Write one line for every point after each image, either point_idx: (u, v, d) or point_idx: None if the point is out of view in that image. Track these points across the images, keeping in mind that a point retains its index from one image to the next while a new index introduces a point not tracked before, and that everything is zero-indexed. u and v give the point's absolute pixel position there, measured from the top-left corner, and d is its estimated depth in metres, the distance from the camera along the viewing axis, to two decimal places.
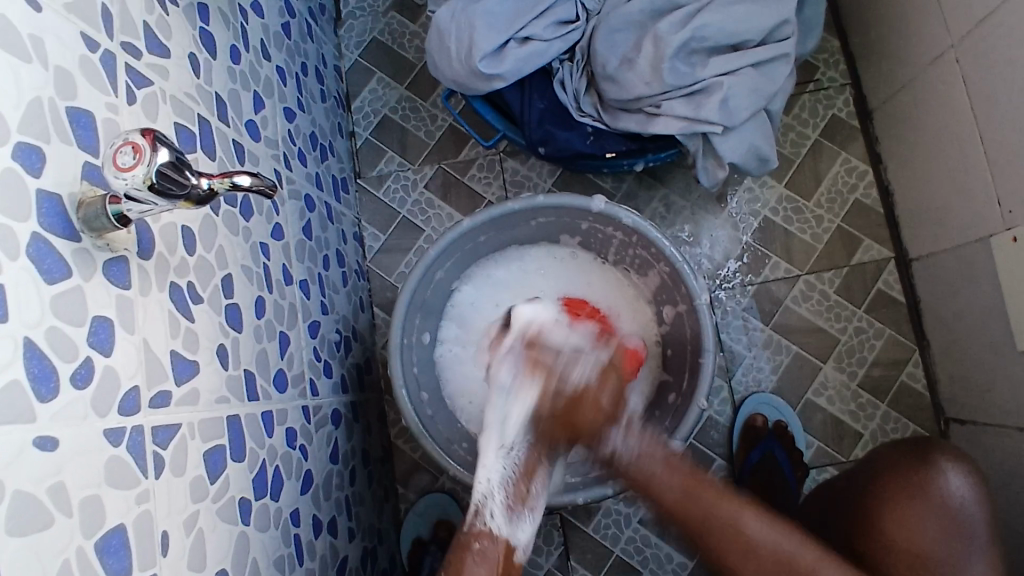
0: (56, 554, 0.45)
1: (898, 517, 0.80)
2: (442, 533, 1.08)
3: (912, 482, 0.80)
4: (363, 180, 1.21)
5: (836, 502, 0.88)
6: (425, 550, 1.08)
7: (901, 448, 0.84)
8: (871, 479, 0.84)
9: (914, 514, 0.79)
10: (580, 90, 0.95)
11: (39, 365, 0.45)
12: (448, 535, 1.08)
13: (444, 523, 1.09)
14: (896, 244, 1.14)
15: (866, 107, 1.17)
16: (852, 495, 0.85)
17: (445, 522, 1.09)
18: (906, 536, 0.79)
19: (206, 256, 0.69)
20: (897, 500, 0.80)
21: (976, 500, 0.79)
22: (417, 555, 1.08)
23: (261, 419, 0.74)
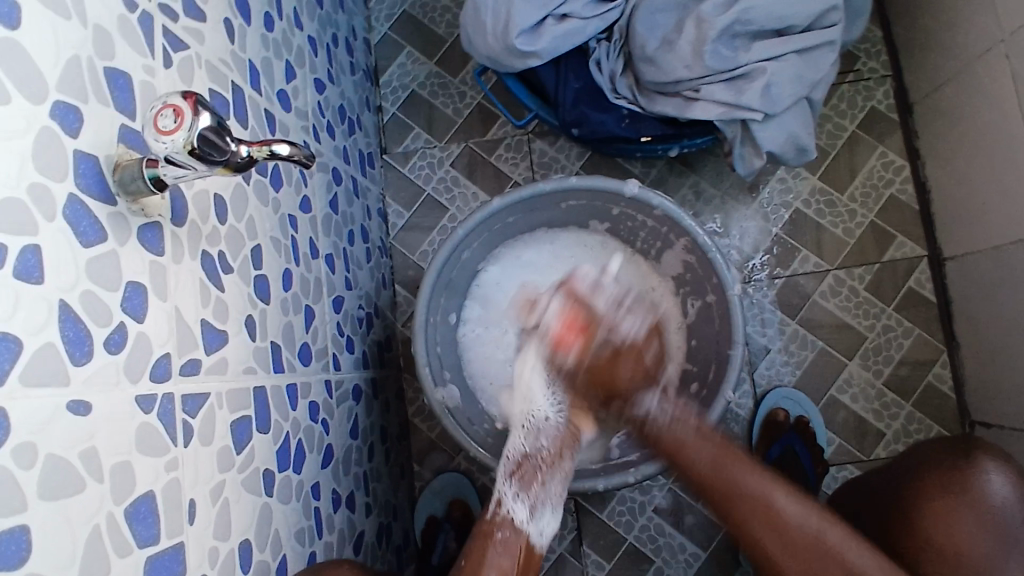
0: (88, 520, 0.44)
1: (939, 513, 0.78)
2: (455, 512, 1.09)
3: (955, 478, 0.79)
4: (388, 156, 1.20)
5: (876, 494, 0.87)
6: (438, 528, 1.08)
7: (945, 444, 0.83)
8: (914, 471, 0.83)
9: (955, 510, 0.78)
10: (616, 70, 0.92)
11: (74, 329, 0.45)
12: (461, 515, 1.09)
13: (458, 502, 1.10)
14: (929, 242, 1.11)
15: (906, 100, 1.13)
16: (893, 487, 0.85)
17: (459, 501, 1.10)
18: (944, 531, 0.78)
19: (237, 226, 0.68)
20: (939, 496, 0.79)
21: (1018, 502, 0.77)
22: (430, 533, 1.08)
23: (285, 391, 0.74)
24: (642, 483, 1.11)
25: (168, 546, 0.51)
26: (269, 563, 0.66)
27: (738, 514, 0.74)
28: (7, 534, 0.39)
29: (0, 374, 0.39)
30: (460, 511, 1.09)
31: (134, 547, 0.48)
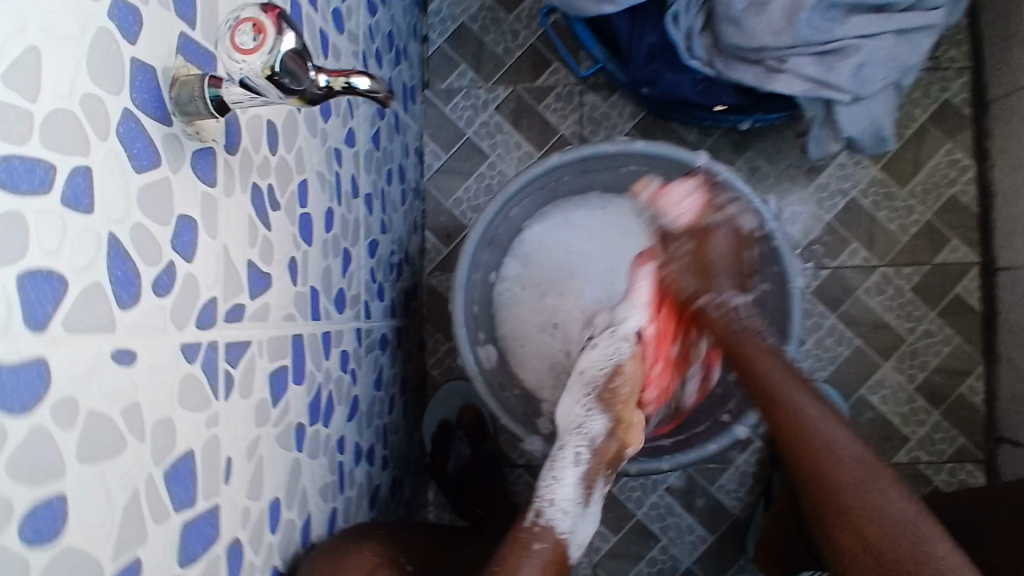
0: (127, 484, 0.39)
1: None
2: (467, 418, 1.06)
3: None
4: (430, 92, 1.12)
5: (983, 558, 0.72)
6: (451, 435, 1.06)
7: None
8: None
9: None
10: (694, 27, 0.83)
11: (121, 267, 0.39)
12: (472, 420, 1.06)
13: (468, 408, 1.07)
14: (983, 249, 1.07)
15: (982, 97, 1.07)
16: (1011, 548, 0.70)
17: (469, 406, 1.07)
18: None
19: (286, 158, 0.62)
20: None
21: None
22: (443, 442, 1.06)
23: (320, 340, 0.69)
24: None
25: (204, 511, 0.47)
26: (294, 522, 0.62)
27: (802, 442, 0.69)
28: (44, 504, 0.33)
29: (39, 321, 0.33)
30: (471, 415, 1.06)
31: (171, 511, 0.43)
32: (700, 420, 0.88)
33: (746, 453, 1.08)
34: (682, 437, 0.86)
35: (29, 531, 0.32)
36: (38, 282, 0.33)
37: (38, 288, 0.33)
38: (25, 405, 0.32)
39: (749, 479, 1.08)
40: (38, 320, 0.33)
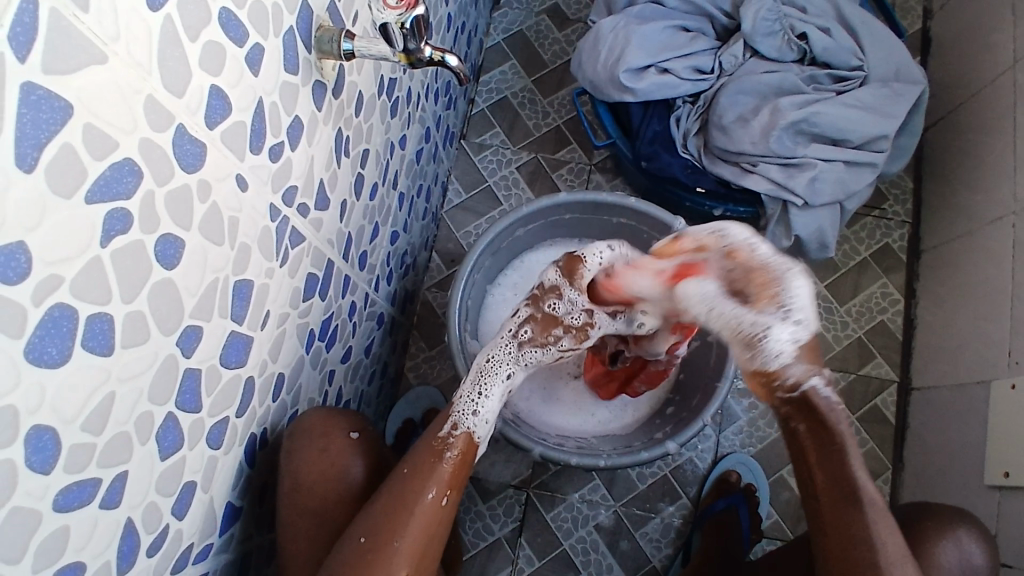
0: (214, 271, 0.52)
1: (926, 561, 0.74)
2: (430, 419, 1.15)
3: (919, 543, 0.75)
4: (465, 142, 1.33)
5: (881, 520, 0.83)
6: (413, 432, 1.15)
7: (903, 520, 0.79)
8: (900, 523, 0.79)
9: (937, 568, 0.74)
10: (690, 130, 1.08)
11: (258, 124, 0.55)
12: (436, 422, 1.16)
13: (432, 411, 1.17)
14: (904, 371, 1.23)
15: (917, 247, 1.29)
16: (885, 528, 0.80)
17: (433, 410, 1.17)
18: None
19: (362, 124, 0.80)
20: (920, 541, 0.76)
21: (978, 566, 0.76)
22: (405, 435, 1.15)
23: (343, 278, 0.83)
24: (592, 498, 1.19)
25: (243, 334, 0.59)
26: (287, 407, 0.72)
27: (812, 507, 0.71)
28: (171, 238, 0.46)
29: (212, 122, 0.48)
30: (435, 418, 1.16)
31: (229, 316, 0.56)
32: (639, 439, 1.00)
33: (673, 507, 1.19)
34: (621, 445, 0.98)
35: (160, 250, 0.45)
36: (216, 97, 0.48)
37: (217, 102, 0.48)
38: (189, 167, 0.47)
39: (671, 532, 1.18)
40: (211, 121, 0.48)
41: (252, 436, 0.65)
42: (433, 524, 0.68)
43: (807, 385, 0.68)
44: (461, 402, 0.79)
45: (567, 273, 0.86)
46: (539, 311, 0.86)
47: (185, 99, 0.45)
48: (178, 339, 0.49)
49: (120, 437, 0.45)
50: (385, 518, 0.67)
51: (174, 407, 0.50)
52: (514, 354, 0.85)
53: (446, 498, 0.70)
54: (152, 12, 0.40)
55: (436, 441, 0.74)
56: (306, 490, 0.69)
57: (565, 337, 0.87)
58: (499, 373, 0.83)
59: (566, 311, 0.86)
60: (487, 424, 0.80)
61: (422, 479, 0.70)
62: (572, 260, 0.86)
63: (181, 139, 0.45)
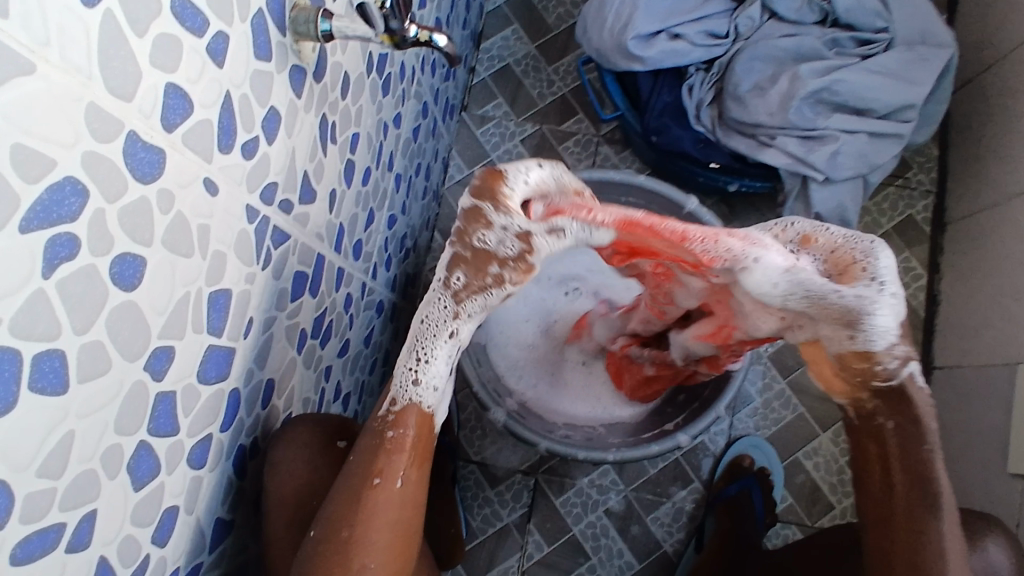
0: (185, 285, 0.48)
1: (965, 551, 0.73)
2: None
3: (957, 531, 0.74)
4: (467, 114, 1.27)
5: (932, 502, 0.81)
6: None
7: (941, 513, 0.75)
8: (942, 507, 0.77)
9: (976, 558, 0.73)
10: (704, 100, 1.01)
11: (227, 120, 0.50)
12: None
13: None
14: (925, 349, 1.18)
15: (942, 218, 1.22)
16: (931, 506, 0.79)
17: None
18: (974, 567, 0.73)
19: (350, 107, 0.74)
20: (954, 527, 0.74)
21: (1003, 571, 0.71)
22: None
23: (336, 271, 0.79)
24: (602, 483, 1.17)
25: (224, 346, 0.55)
26: (279, 412, 0.69)
27: (881, 511, 0.70)
28: (130, 257, 0.42)
29: (170, 124, 0.43)
30: None
31: (205, 330, 0.52)
32: (649, 429, 0.96)
33: (685, 492, 1.16)
34: (630, 437, 0.94)
35: (116, 272, 0.41)
36: (174, 95, 0.43)
37: (175, 101, 0.43)
38: (145, 177, 0.42)
39: (683, 517, 1.15)
40: (170, 123, 0.43)
41: (240, 447, 0.62)
42: (394, 506, 0.64)
43: (906, 367, 0.67)
44: (399, 374, 0.72)
45: (483, 192, 0.65)
46: (466, 247, 0.66)
47: (136, 102, 0.40)
48: (146, 364, 0.46)
49: (85, 475, 0.42)
50: (336, 511, 0.63)
51: (146, 434, 0.47)
52: (451, 308, 0.69)
53: (400, 480, 0.65)
54: (89, 9, 0.35)
55: (376, 420, 0.70)
56: (288, 501, 0.66)
57: (506, 273, 0.67)
58: (436, 330, 0.71)
59: (500, 243, 0.65)
60: (432, 388, 0.71)
61: (371, 463, 0.66)
62: (489, 172, 0.66)
63: (134, 147, 0.40)
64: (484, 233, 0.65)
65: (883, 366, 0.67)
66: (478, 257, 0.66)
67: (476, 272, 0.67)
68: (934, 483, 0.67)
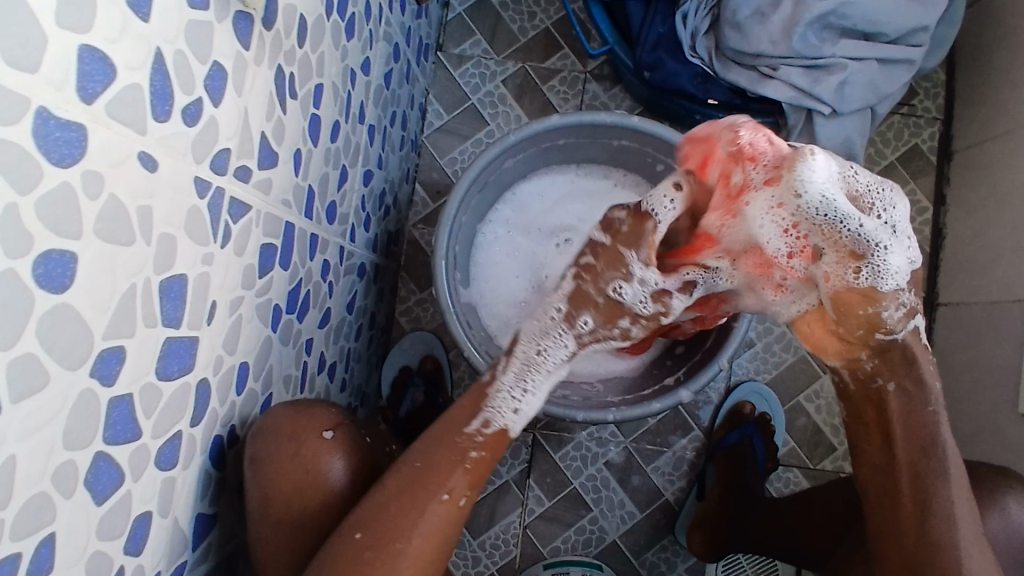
0: (128, 276, 0.42)
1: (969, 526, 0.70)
2: (427, 367, 1.10)
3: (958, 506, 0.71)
4: (443, 54, 1.18)
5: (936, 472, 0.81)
6: (409, 382, 1.09)
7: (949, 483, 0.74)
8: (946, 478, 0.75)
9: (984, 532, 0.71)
10: (700, 28, 0.93)
11: (161, 82, 0.43)
12: (433, 369, 1.10)
13: (429, 358, 1.10)
14: (929, 286, 1.14)
15: (948, 147, 1.16)
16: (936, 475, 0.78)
17: (430, 357, 1.10)
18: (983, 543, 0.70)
19: (310, 56, 0.66)
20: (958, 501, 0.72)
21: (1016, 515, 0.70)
22: (399, 385, 1.09)
23: (309, 239, 0.73)
24: (601, 435, 1.15)
25: (186, 336, 0.50)
26: (257, 394, 0.65)
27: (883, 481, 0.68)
28: (57, 254, 0.36)
29: (90, 93, 0.37)
30: (432, 365, 1.10)
31: (160, 322, 0.46)
32: (650, 385, 0.93)
33: (685, 440, 1.15)
34: (629, 395, 0.92)
35: (41, 273, 0.35)
36: (92, 59, 0.36)
37: (93, 65, 0.36)
38: (65, 160, 0.35)
39: (684, 465, 1.14)
40: (90, 92, 0.37)
41: (216, 439, 0.58)
42: (450, 522, 0.64)
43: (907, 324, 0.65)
44: (501, 395, 0.72)
45: (636, 241, 0.68)
46: (601, 293, 0.69)
47: (43, 71, 0.33)
48: (94, 369, 0.40)
49: (37, 500, 0.37)
50: (395, 508, 0.62)
51: (103, 443, 0.43)
52: (572, 346, 0.73)
53: (466, 499, 0.66)
54: None
55: (461, 436, 0.68)
56: (283, 497, 0.63)
57: (634, 327, 0.72)
58: (549, 361, 0.74)
59: (635, 298, 0.70)
60: (525, 418, 0.73)
61: (439, 473, 0.65)
62: (636, 220, 0.68)
63: (47, 125, 0.34)
64: (626, 289, 0.70)
65: (885, 315, 0.65)
66: (608, 309, 0.71)
67: (605, 318, 0.71)
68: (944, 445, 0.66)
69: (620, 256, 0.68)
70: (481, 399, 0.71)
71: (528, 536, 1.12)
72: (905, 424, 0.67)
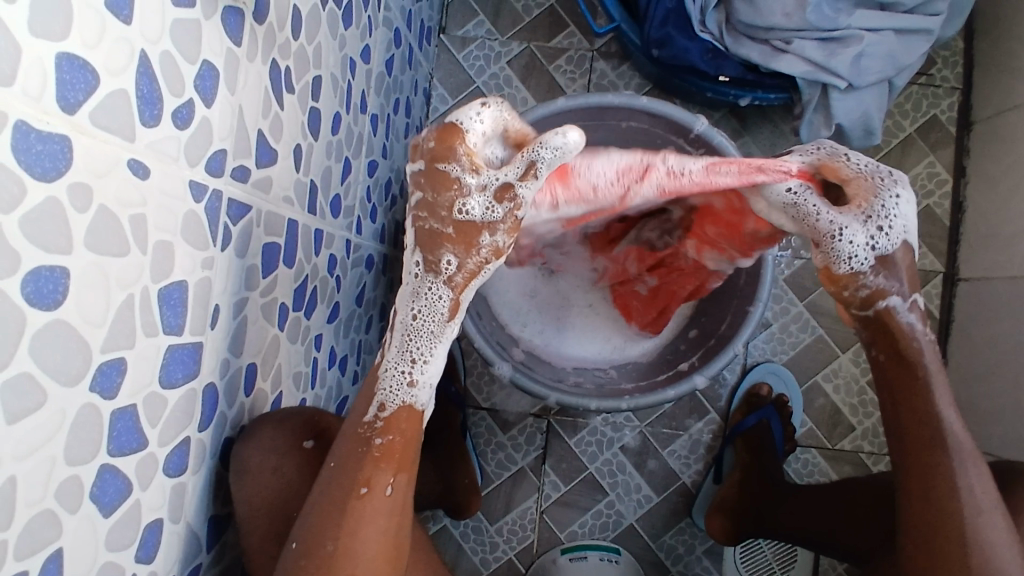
0: (124, 288, 0.42)
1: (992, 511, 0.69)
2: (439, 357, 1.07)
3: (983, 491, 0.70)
4: (446, 37, 1.15)
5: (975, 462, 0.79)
6: None
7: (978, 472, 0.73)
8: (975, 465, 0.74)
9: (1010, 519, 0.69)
10: (710, 3, 0.89)
11: (148, 86, 0.41)
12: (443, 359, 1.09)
13: None
14: (949, 261, 1.11)
15: (968, 117, 1.12)
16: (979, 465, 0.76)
17: None
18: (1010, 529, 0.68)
19: (306, 47, 0.64)
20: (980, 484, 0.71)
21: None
22: None
23: (313, 234, 0.72)
24: (616, 420, 1.14)
25: (188, 342, 0.49)
26: (267, 394, 0.65)
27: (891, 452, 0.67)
28: (47, 271, 0.35)
29: (71, 103, 0.35)
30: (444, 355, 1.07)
31: (160, 331, 0.46)
32: (664, 369, 0.93)
33: (701, 424, 1.14)
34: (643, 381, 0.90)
35: (31, 291, 0.34)
36: (72, 67, 0.35)
37: (73, 73, 0.35)
38: (49, 174, 0.34)
39: (701, 448, 1.13)
40: (70, 102, 0.35)
41: (226, 440, 0.58)
42: (385, 515, 0.60)
43: (880, 299, 0.66)
44: (390, 373, 0.65)
45: (441, 155, 0.57)
46: (446, 223, 0.59)
47: (19, 83, 0.32)
48: (93, 383, 0.40)
49: (40, 518, 0.37)
50: (326, 514, 0.59)
51: (108, 456, 0.42)
52: (449, 296, 0.63)
53: (390, 488, 0.61)
54: None
55: (360, 426, 0.63)
56: (265, 507, 0.61)
57: (499, 240, 0.60)
58: (429, 323, 0.64)
59: (483, 212, 0.58)
60: (428, 387, 0.65)
61: (353, 468, 0.61)
62: (445, 132, 0.56)
63: (27, 139, 0.33)
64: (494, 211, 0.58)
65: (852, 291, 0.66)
66: (464, 244, 0.60)
67: (465, 249, 0.60)
68: (939, 420, 0.64)
69: (440, 176, 0.57)
70: (372, 384, 0.65)
71: (545, 521, 1.13)
72: (905, 399, 0.66)
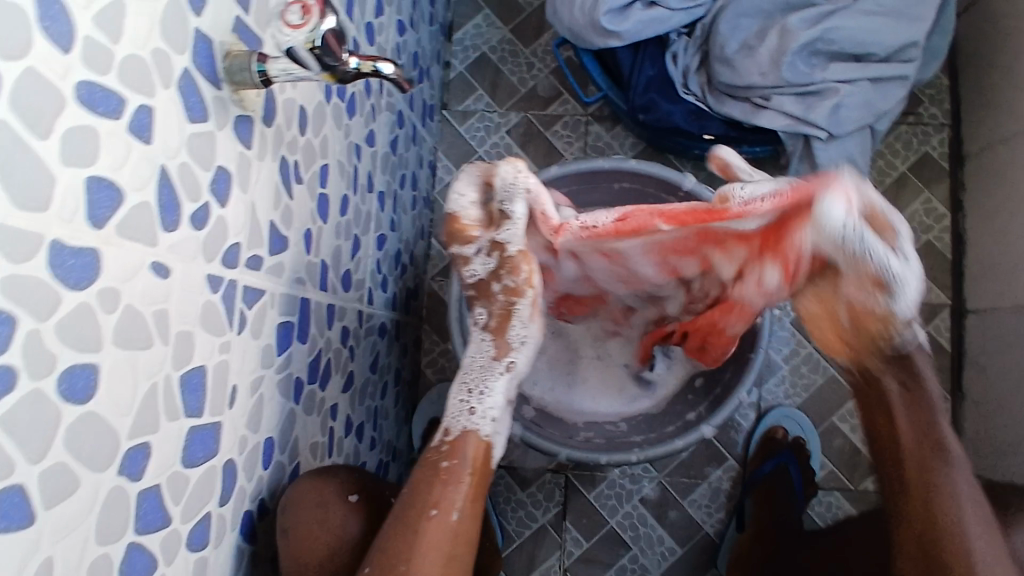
0: (149, 377, 0.46)
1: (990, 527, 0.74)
2: None
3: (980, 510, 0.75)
4: (448, 112, 1.22)
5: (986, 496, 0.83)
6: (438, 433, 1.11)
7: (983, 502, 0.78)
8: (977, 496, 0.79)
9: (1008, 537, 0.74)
10: (690, 66, 0.97)
11: (168, 195, 0.47)
12: None
13: None
14: (955, 294, 1.12)
15: (959, 152, 1.15)
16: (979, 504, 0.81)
17: None
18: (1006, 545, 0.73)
19: (313, 140, 0.70)
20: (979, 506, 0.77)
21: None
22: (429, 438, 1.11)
23: (326, 309, 0.76)
24: (634, 472, 1.14)
25: (208, 423, 0.53)
26: (285, 466, 0.68)
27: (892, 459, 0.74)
28: (79, 369, 0.39)
29: (99, 218, 0.40)
30: None
31: (182, 414, 0.50)
32: (673, 421, 0.94)
33: (720, 471, 1.14)
34: (653, 434, 0.94)
35: (66, 388, 0.39)
36: (100, 188, 0.40)
37: (101, 193, 0.40)
38: (80, 283, 0.39)
39: (721, 496, 1.13)
40: (98, 217, 0.40)
41: (247, 513, 0.61)
42: (447, 539, 0.66)
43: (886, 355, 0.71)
44: (455, 405, 0.75)
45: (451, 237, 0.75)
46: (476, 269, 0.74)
47: (54, 208, 0.37)
48: (122, 467, 0.44)
49: None
50: (393, 540, 0.64)
51: (136, 534, 0.46)
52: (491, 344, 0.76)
53: (457, 513, 0.67)
54: None
55: (432, 452, 0.72)
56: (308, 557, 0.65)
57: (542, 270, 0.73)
58: (478, 373, 0.76)
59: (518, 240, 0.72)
60: (491, 420, 0.74)
61: (425, 490, 0.68)
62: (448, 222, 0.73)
63: (61, 255, 0.38)
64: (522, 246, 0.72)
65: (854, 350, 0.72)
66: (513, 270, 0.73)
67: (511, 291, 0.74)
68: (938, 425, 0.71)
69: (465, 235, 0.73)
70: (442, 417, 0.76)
71: None
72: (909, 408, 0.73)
